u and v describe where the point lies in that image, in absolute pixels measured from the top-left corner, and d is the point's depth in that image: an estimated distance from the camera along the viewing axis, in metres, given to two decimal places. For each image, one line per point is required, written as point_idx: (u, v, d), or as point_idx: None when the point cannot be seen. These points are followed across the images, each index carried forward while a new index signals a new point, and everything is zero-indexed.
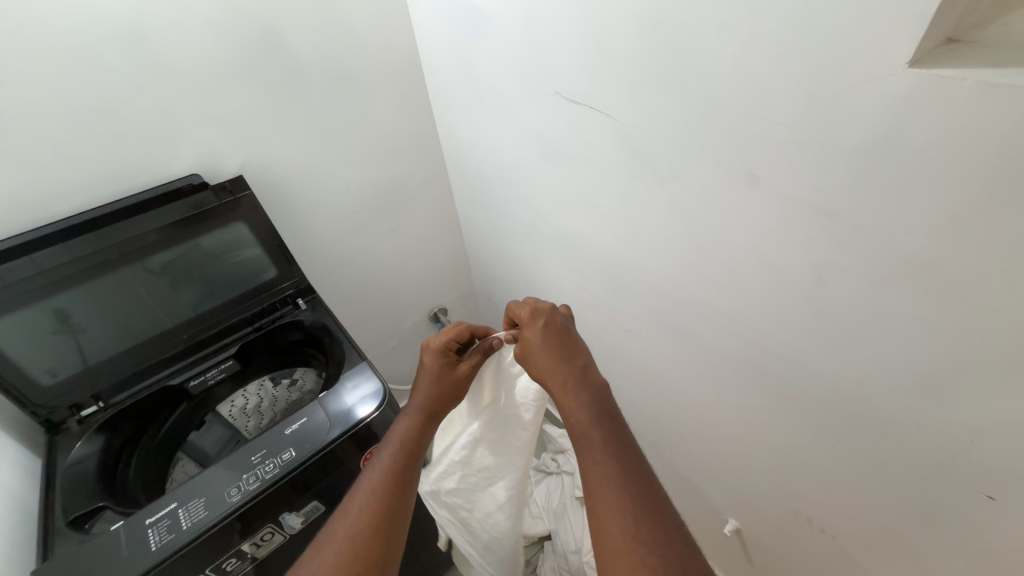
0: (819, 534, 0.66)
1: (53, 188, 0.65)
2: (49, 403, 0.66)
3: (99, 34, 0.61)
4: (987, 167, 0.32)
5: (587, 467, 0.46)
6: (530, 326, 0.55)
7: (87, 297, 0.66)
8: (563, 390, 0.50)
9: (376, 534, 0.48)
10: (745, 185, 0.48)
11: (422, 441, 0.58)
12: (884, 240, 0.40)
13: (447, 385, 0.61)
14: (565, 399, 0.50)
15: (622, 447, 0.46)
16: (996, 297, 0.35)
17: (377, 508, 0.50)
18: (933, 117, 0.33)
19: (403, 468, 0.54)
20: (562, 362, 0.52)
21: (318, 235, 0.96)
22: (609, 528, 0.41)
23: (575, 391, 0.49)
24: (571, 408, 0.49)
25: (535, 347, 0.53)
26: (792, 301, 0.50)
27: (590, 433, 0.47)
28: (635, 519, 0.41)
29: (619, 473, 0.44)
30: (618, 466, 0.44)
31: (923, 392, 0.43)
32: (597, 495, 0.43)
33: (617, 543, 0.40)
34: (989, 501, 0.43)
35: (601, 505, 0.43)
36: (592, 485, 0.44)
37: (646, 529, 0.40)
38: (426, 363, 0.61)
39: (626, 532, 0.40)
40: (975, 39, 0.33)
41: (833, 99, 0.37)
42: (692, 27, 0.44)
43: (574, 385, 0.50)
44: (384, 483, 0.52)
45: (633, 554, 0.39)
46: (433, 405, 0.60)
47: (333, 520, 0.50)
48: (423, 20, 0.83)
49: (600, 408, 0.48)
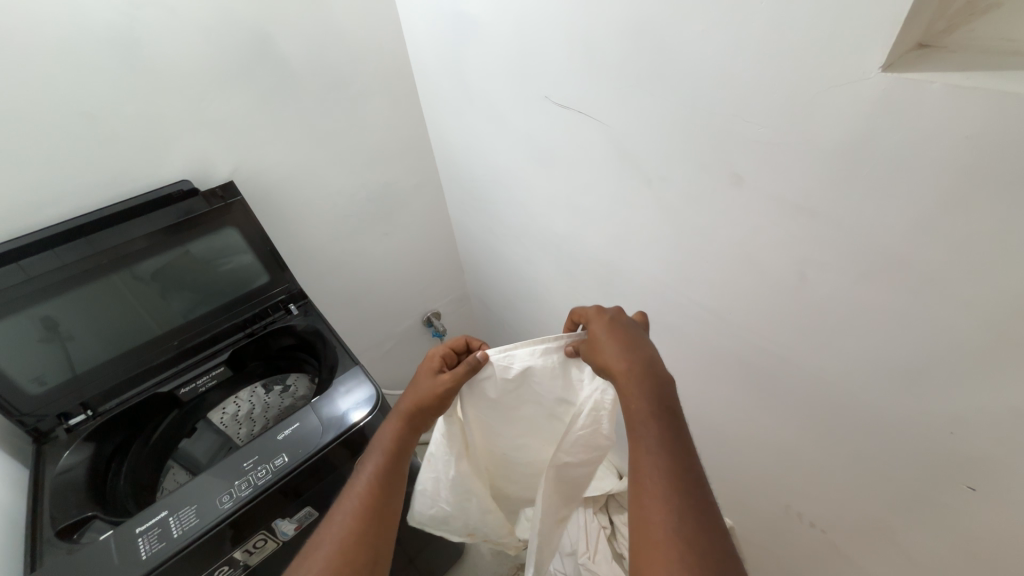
0: (809, 528, 0.67)
1: (40, 194, 0.65)
2: (37, 412, 0.65)
3: (90, 39, 0.61)
4: (957, 166, 0.33)
5: (638, 459, 0.45)
6: (599, 316, 0.56)
7: (75, 304, 0.65)
8: (626, 378, 0.49)
9: (358, 542, 0.48)
10: (730, 186, 0.49)
11: (407, 442, 0.57)
12: (864, 236, 0.41)
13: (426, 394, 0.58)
14: (626, 385, 0.49)
15: (677, 441, 0.45)
16: (969, 290, 0.36)
17: (361, 512, 0.50)
18: (904, 119, 0.34)
19: (389, 469, 0.54)
20: (626, 352, 0.52)
21: (309, 240, 0.96)
22: (648, 522, 0.41)
23: (638, 380, 0.49)
24: (630, 400, 0.48)
25: (598, 339, 0.54)
26: (778, 299, 0.51)
27: (649, 424, 0.46)
28: (681, 514, 0.40)
29: (672, 466, 0.43)
30: (671, 459, 0.44)
31: (904, 385, 0.45)
32: (645, 487, 0.43)
33: (654, 536, 0.40)
34: (970, 491, 0.44)
35: (647, 497, 0.42)
36: (643, 478, 0.43)
37: (686, 526, 0.40)
38: (418, 371, 0.60)
39: (667, 525, 0.40)
40: (944, 44, 0.34)
41: (812, 101, 0.38)
42: (676, 31, 0.45)
43: (639, 372, 0.50)
44: (369, 487, 0.52)
45: (665, 548, 0.39)
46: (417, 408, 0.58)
47: (325, 522, 0.50)
48: (414, 26, 0.83)
49: (660, 401, 0.48)
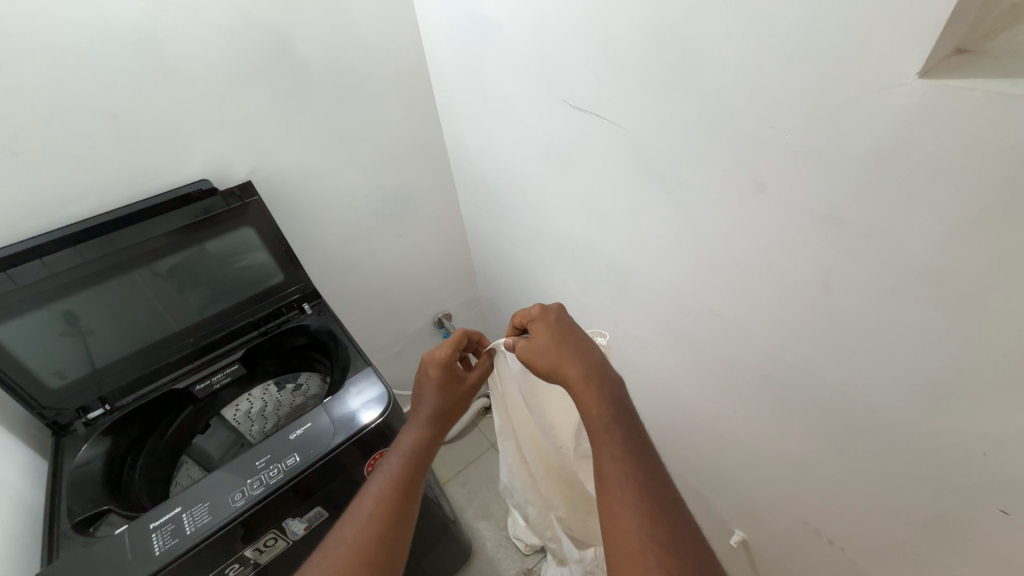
0: (827, 545, 0.65)
1: (65, 192, 0.66)
2: (57, 405, 0.66)
3: (115, 41, 0.62)
4: (997, 177, 0.32)
5: (603, 465, 0.45)
6: (542, 319, 0.56)
7: (96, 300, 0.66)
8: (584, 384, 0.50)
9: (382, 544, 0.47)
10: (752, 193, 0.48)
11: (430, 450, 0.58)
12: (893, 248, 0.39)
13: (455, 397, 0.61)
14: (583, 391, 0.50)
15: (639, 447, 0.46)
16: (1007, 306, 0.35)
17: (383, 512, 0.50)
18: (939, 128, 0.33)
19: (409, 473, 0.54)
20: (580, 357, 0.52)
21: (325, 239, 0.96)
22: (622, 527, 0.41)
23: (597, 388, 0.50)
24: (589, 406, 0.49)
25: (546, 346, 0.54)
26: (801, 309, 0.50)
27: (609, 429, 0.47)
28: (651, 519, 0.40)
29: (636, 473, 0.43)
30: (635, 467, 0.44)
31: (933, 403, 0.43)
32: (614, 491, 0.43)
33: (630, 541, 0.39)
34: (1002, 515, 0.42)
35: (616, 502, 0.42)
36: (609, 484, 0.43)
37: (671, 533, 0.39)
38: (432, 375, 0.61)
39: (640, 531, 0.40)
40: (984, 49, 0.33)
41: (842, 109, 0.37)
42: (700, 35, 0.44)
43: (596, 379, 0.50)
44: (390, 489, 0.52)
45: (642, 553, 0.38)
46: (441, 415, 0.60)
47: (342, 523, 0.49)
48: (431, 28, 0.84)
49: (618, 408, 0.48)
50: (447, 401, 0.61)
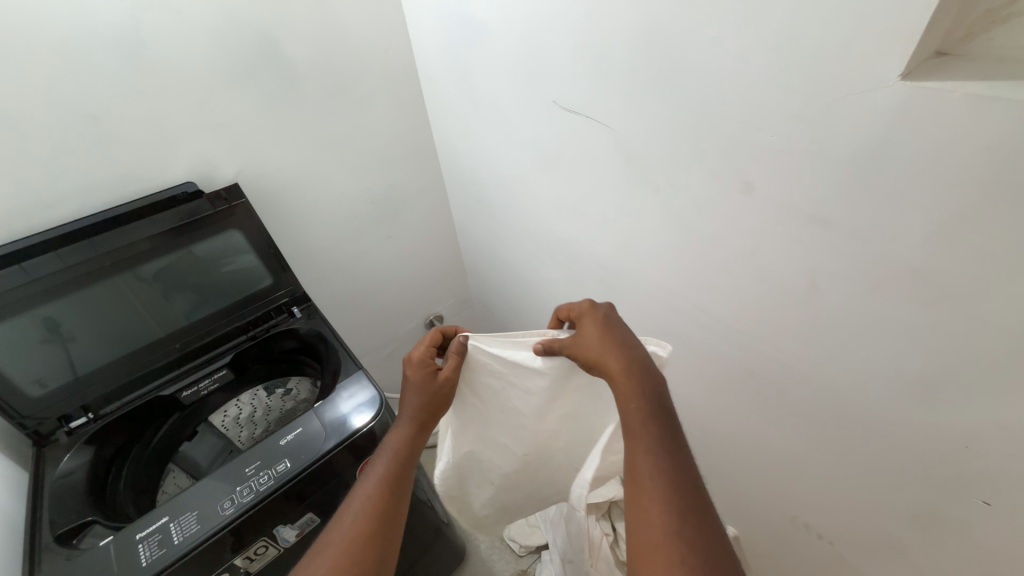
0: (816, 539, 0.66)
1: (44, 196, 0.64)
2: (38, 414, 0.64)
3: (95, 41, 0.60)
4: (976, 177, 0.33)
5: (636, 459, 0.45)
6: (590, 315, 0.56)
7: (77, 306, 0.65)
8: (626, 376, 0.49)
9: (369, 544, 0.47)
10: (739, 193, 0.48)
11: (413, 447, 0.57)
12: (877, 247, 0.40)
13: (433, 394, 0.58)
14: (624, 386, 0.49)
15: (673, 445, 0.45)
16: (987, 303, 0.36)
17: (372, 513, 0.49)
18: (920, 129, 0.34)
19: (398, 470, 0.54)
20: (623, 350, 0.51)
21: (312, 242, 0.95)
22: (648, 522, 0.41)
23: (638, 382, 0.49)
24: (629, 400, 0.48)
25: (593, 339, 0.53)
26: (789, 307, 0.51)
27: (646, 425, 0.46)
28: (681, 516, 0.40)
29: (669, 471, 0.43)
30: (672, 464, 0.44)
31: (917, 398, 0.44)
32: (644, 486, 0.43)
33: (656, 536, 0.40)
34: (985, 506, 0.43)
35: (646, 497, 0.42)
36: (641, 479, 0.43)
37: (687, 530, 0.39)
38: (408, 376, 0.58)
39: (668, 527, 0.40)
40: (962, 53, 0.34)
41: (826, 110, 0.38)
42: (687, 37, 0.45)
43: (637, 374, 0.49)
44: (380, 487, 0.52)
45: (666, 549, 0.39)
46: (422, 411, 0.58)
47: (332, 523, 0.49)
48: (420, 29, 0.83)
49: (658, 405, 0.48)
50: (425, 399, 0.58)
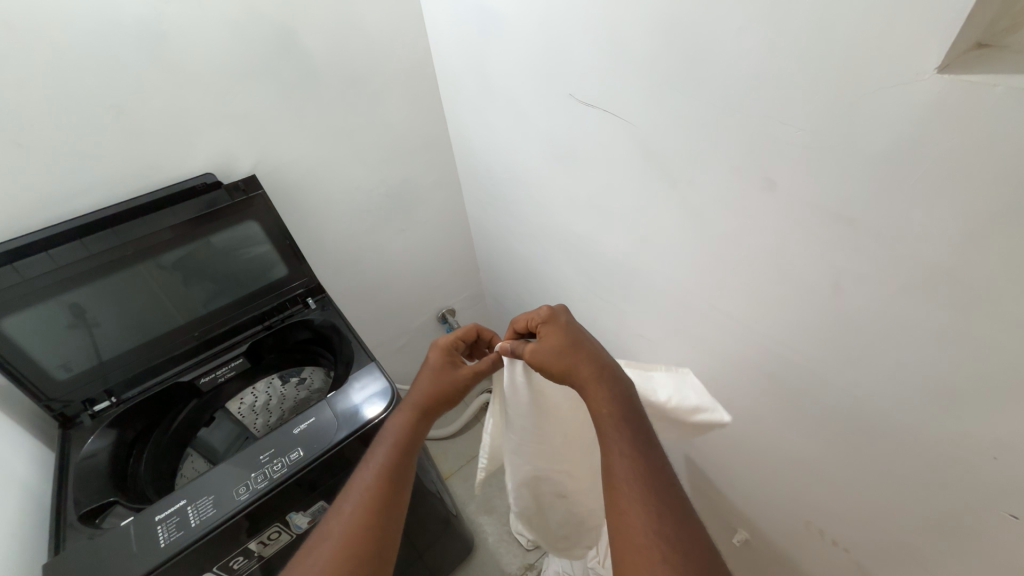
0: (830, 544, 0.65)
1: (70, 185, 0.66)
2: (63, 397, 0.66)
3: (118, 32, 0.61)
4: (1016, 176, 0.31)
5: (611, 461, 0.45)
6: (551, 322, 0.57)
7: (102, 293, 0.66)
8: (595, 382, 0.51)
9: (368, 537, 0.47)
10: (761, 191, 0.47)
11: (418, 436, 0.58)
12: (905, 247, 0.39)
13: (446, 385, 0.61)
14: (593, 392, 0.51)
15: (646, 447, 0.46)
16: (1023, 308, 0.34)
17: (371, 506, 0.49)
18: (957, 124, 0.32)
19: (399, 461, 0.54)
20: (590, 357, 0.53)
21: (328, 234, 0.96)
22: (629, 522, 0.40)
23: (606, 388, 0.51)
24: (598, 405, 0.50)
25: (558, 344, 0.55)
26: (810, 309, 0.49)
27: (618, 427, 0.47)
28: (661, 516, 0.40)
29: (646, 471, 0.44)
30: (648, 465, 0.44)
31: (942, 405, 0.42)
32: (621, 487, 0.43)
33: (636, 536, 0.39)
34: (1011, 519, 0.42)
35: (623, 498, 0.42)
36: (617, 482, 0.44)
37: (681, 532, 0.39)
38: (430, 360, 0.63)
39: (647, 526, 0.40)
40: (1005, 44, 0.32)
41: (855, 105, 0.37)
42: (711, 29, 0.43)
43: (606, 380, 0.51)
44: (378, 480, 0.52)
45: (649, 549, 0.38)
46: (427, 405, 0.59)
47: (329, 517, 0.49)
48: (437, 21, 0.83)
49: (627, 408, 0.49)
50: (438, 387, 0.61)
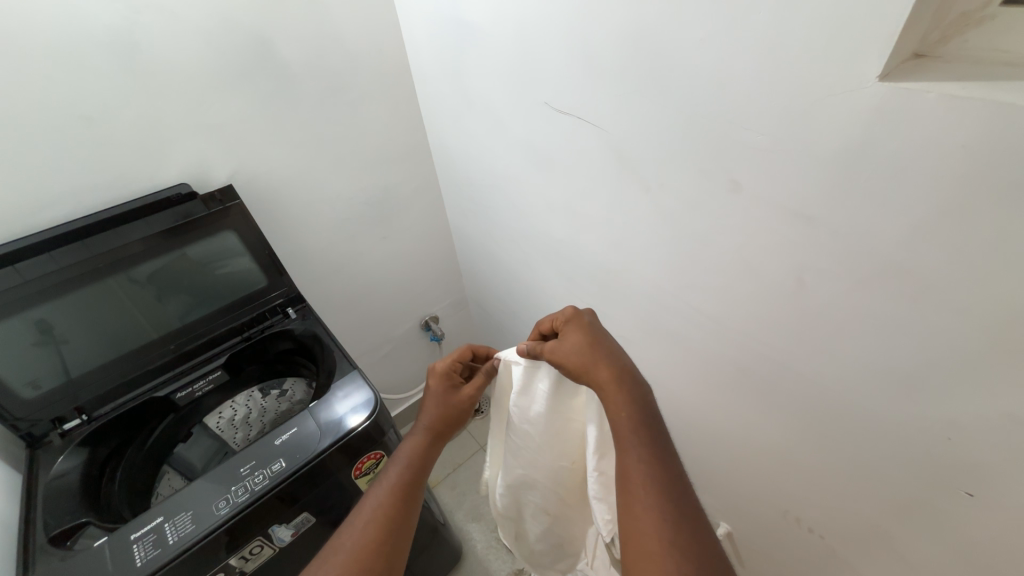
0: (806, 533, 0.67)
1: (38, 197, 0.64)
2: (31, 416, 0.64)
3: (90, 41, 0.61)
4: (954, 173, 0.33)
5: (627, 467, 0.46)
6: (575, 322, 0.59)
7: (71, 308, 0.65)
8: (614, 385, 0.52)
9: (380, 554, 0.48)
10: (728, 193, 0.49)
11: (429, 458, 0.58)
12: (860, 244, 0.41)
13: (452, 405, 0.62)
14: (613, 393, 0.51)
15: (661, 450, 0.47)
16: (967, 296, 0.37)
17: (383, 523, 0.50)
18: (901, 126, 0.35)
19: (409, 482, 0.54)
20: (611, 360, 0.54)
21: (308, 243, 0.96)
22: (641, 529, 0.42)
23: (625, 392, 0.51)
24: (617, 409, 0.50)
25: (578, 346, 0.56)
26: (777, 304, 0.52)
27: (634, 429, 0.48)
28: (673, 523, 0.41)
29: (657, 474, 0.45)
30: (659, 467, 0.45)
31: (902, 392, 0.45)
32: (636, 494, 0.44)
33: (652, 544, 0.40)
34: (968, 497, 0.44)
35: (638, 505, 0.43)
36: (632, 487, 0.45)
37: (683, 534, 0.41)
38: (431, 387, 0.63)
39: (662, 534, 0.41)
40: (940, 54, 0.35)
41: (810, 109, 0.39)
42: (674, 40, 0.46)
43: (623, 381, 0.52)
44: (391, 495, 0.53)
45: (662, 557, 0.39)
46: (440, 422, 0.60)
47: (343, 530, 0.50)
48: (414, 31, 0.84)
49: (643, 410, 0.50)
50: (445, 409, 0.62)
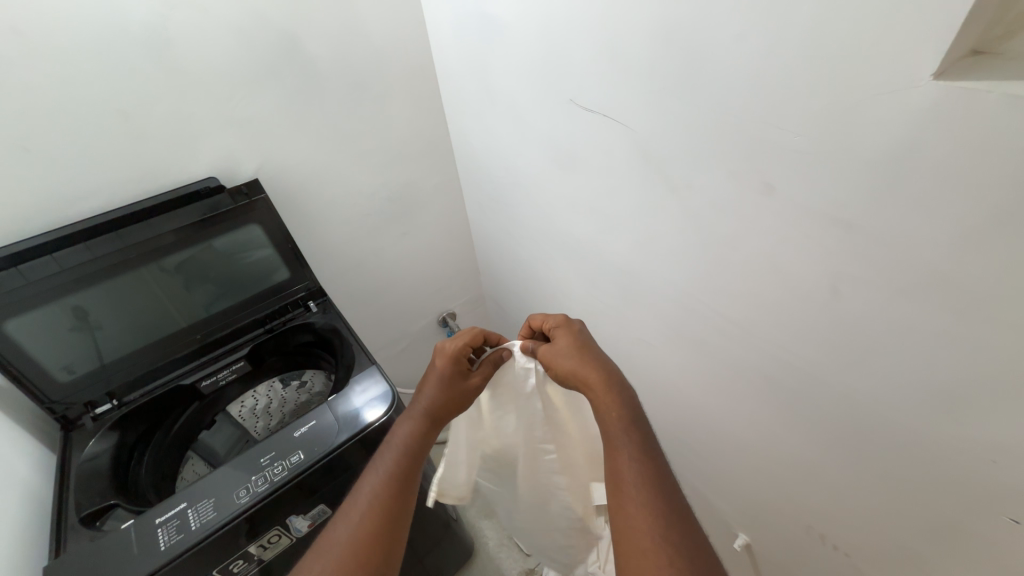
0: (831, 550, 0.64)
1: (76, 189, 0.66)
2: (65, 400, 0.67)
3: (125, 38, 0.62)
4: (1010, 181, 0.31)
5: (618, 465, 0.45)
6: (565, 328, 0.58)
7: (104, 296, 0.67)
8: (603, 386, 0.51)
9: (377, 544, 0.48)
10: (760, 195, 0.47)
11: (424, 442, 0.57)
12: (900, 253, 0.39)
13: (456, 390, 0.60)
14: (602, 395, 0.50)
15: (654, 452, 0.46)
16: (1019, 311, 0.34)
17: (379, 512, 0.50)
18: (952, 129, 0.32)
19: (404, 469, 0.54)
20: (598, 362, 0.53)
21: (330, 237, 0.97)
22: (635, 527, 0.41)
23: (613, 393, 0.50)
24: (607, 409, 0.49)
25: (568, 352, 0.55)
26: (808, 313, 0.50)
27: (626, 433, 0.47)
28: (665, 522, 0.40)
29: (652, 476, 0.44)
30: (651, 469, 0.44)
31: (941, 410, 0.42)
32: (628, 494, 0.43)
33: (642, 540, 0.40)
34: (1012, 523, 0.42)
35: (629, 502, 0.43)
36: (624, 486, 0.44)
37: (676, 535, 0.40)
38: (437, 367, 0.60)
39: (653, 530, 0.40)
40: (999, 50, 0.32)
41: (852, 110, 0.37)
42: (708, 36, 0.44)
43: (612, 385, 0.51)
44: (386, 483, 0.52)
45: (653, 554, 0.39)
46: (436, 408, 0.59)
47: (336, 522, 0.50)
48: (440, 27, 0.83)
49: (633, 414, 0.49)
50: (449, 394, 0.60)
